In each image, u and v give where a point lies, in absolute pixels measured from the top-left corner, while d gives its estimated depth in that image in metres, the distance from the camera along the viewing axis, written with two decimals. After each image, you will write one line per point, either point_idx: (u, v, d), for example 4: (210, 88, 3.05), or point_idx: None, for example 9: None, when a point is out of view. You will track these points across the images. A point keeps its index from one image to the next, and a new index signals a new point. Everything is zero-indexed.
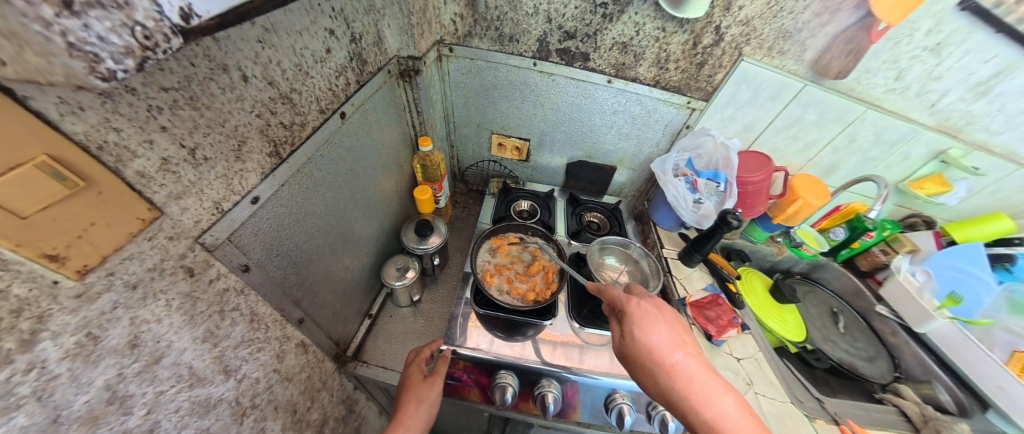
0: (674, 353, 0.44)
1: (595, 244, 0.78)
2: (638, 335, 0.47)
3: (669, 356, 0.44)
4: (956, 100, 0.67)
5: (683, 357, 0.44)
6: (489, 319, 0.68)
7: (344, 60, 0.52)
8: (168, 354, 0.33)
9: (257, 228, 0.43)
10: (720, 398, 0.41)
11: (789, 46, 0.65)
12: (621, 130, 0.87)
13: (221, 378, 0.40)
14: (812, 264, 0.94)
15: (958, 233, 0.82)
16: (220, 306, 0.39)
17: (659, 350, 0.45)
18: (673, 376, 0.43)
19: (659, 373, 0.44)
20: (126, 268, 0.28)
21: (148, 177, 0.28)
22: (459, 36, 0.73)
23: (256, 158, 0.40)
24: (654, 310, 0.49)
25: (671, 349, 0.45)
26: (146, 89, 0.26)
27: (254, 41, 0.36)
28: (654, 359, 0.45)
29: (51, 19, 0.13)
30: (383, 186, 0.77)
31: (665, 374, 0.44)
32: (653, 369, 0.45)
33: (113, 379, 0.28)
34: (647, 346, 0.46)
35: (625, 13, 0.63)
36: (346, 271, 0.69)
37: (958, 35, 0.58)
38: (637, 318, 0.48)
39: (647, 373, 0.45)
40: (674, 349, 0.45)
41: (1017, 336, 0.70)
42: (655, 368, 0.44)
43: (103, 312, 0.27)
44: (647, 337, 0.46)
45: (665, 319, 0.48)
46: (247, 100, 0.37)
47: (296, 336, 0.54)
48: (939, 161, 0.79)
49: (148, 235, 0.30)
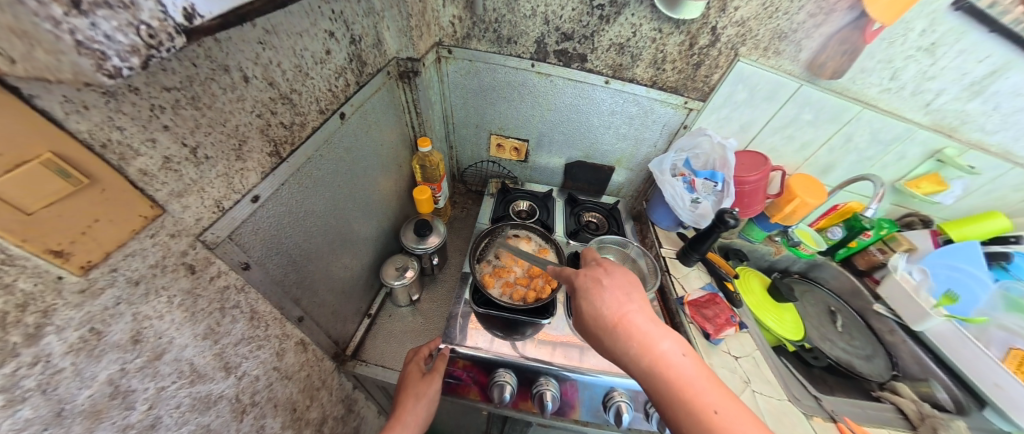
0: (623, 310, 0.43)
1: (593, 243, 0.79)
2: (588, 299, 0.46)
3: (619, 313, 0.44)
4: (951, 100, 0.68)
5: (634, 311, 0.43)
6: (488, 318, 0.69)
7: (344, 61, 0.53)
8: (169, 350, 0.34)
9: (257, 226, 0.43)
10: (664, 347, 0.42)
11: (785, 46, 0.65)
12: (618, 130, 0.87)
13: (221, 375, 0.40)
14: (809, 263, 0.94)
15: (954, 232, 0.81)
16: (221, 303, 0.40)
17: (609, 308, 0.44)
18: (621, 333, 0.43)
19: (608, 333, 0.44)
20: (128, 264, 0.29)
21: (150, 175, 0.29)
22: (458, 38, 0.74)
23: (257, 157, 0.41)
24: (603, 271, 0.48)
25: (620, 306, 0.44)
26: (148, 88, 0.27)
27: (255, 43, 0.37)
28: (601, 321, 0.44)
29: (61, 19, 0.13)
30: (382, 186, 0.77)
31: (616, 332, 0.43)
32: (601, 332, 0.44)
33: (116, 373, 0.29)
34: (597, 306, 0.45)
35: (622, 14, 0.64)
36: (346, 270, 0.69)
37: (953, 35, 0.59)
38: (589, 279, 0.47)
39: (600, 333, 0.44)
40: (622, 309, 0.44)
41: (1012, 334, 0.70)
42: (606, 329, 0.43)
43: (106, 307, 0.27)
44: (594, 301, 0.45)
45: (612, 278, 0.47)
46: (248, 100, 0.38)
47: (296, 334, 0.55)
48: (935, 160, 0.79)
49: (150, 232, 0.30)
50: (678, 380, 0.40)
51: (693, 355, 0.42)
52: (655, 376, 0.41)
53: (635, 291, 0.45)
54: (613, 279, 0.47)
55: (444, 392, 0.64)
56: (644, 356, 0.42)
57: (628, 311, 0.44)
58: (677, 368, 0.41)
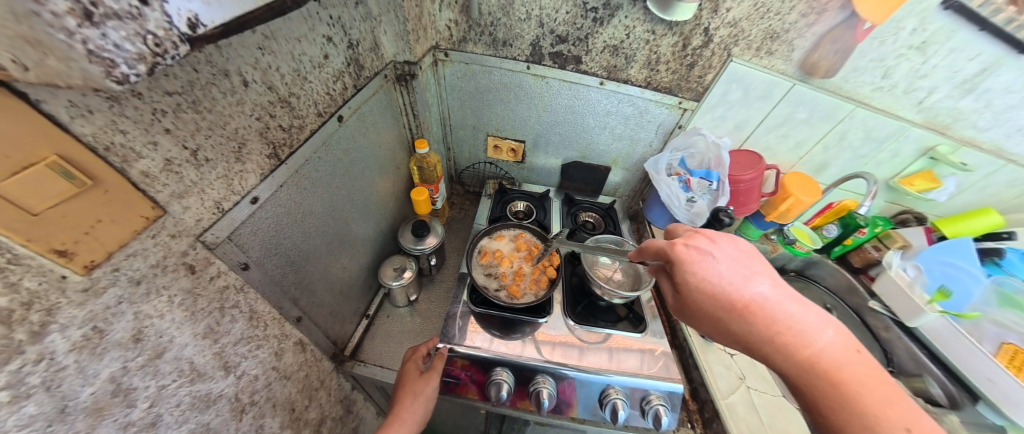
0: (749, 291, 0.39)
1: (589, 242, 0.79)
2: (699, 280, 0.41)
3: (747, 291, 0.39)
4: (942, 97, 0.69)
5: (765, 290, 0.39)
6: (485, 318, 0.70)
7: (342, 65, 0.54)
8: (170, 348, 0.34)
9: (256, 227, 0.44)
10: (810, 326, 0.37)
11: (777, 46, 0.66)
12: (614, 130, 0.88)
13: (221, 374, 0.41)
14: (805, 261, 0.95)
15: (948, 229, 0.83)
16: (221, 302, 0.40)
17: (733, 285, 0.40)
18: (755, 315, 0.38)
19: (738, 316, 0.39)
20: (130, 264, 0.30)
21: (151, 177, 0.30)
22: (454, 42, 0.75)
23: (255, 159, 0.42)
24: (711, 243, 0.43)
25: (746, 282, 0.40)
26: (151, 93, 0.28)
27: (255, 48, 0.38)
28: (727, 306, 0.39)
29: (74, 29, 0.14)
30: (380, 187, 0.78)
31: (747, 313, 0.38)
32: (730, 318, 0.39)
33: (118, 371, 0.30)
34: (715, 285, 0.40)
35: (616, 17, 0.65)
36: (344, 270, 0.70)
37: (942, 34, 0.60)
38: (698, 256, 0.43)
39: (723, 315, 0.40)
40: (749, 285, 0.39)
41: (1006, 329, 0.71)
42: (734, 311, 0.39)
43: (108, 306, 0.28)
44: (710, 281, 0.41)
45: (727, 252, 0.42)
46: (248, 103, 0.39)
47: (295, 334, 0.56)
48: (928, 158, 0.80)
49: (152, 232, 0.31)
50: (833, 365, 0.36)
51: (843, 333, 0.38)
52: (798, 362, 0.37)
53: (756, 263, 0.41)
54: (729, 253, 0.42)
55: (442, 391, 0.65)
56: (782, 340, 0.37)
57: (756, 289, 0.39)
58: (828, 350, 0.36)
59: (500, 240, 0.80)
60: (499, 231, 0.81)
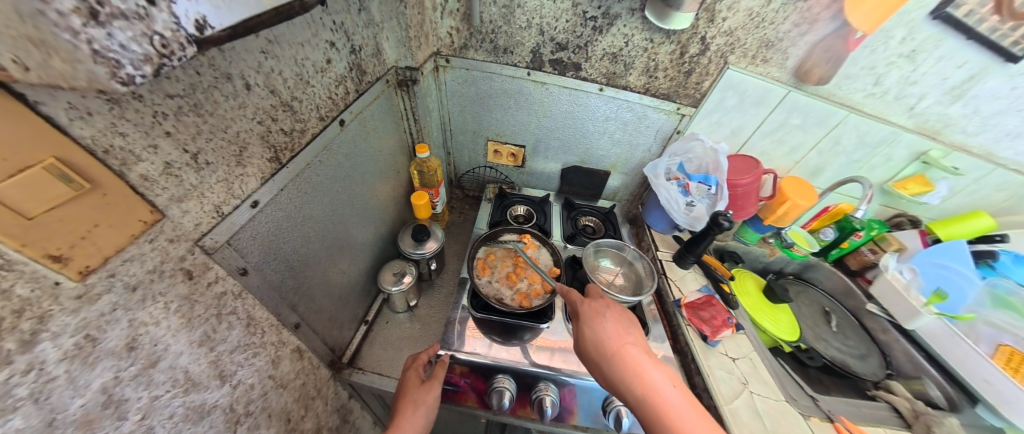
0: (621, 342, 0.47)
1: (590, 246, 0.80)
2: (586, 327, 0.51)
3: (609, 349, 0.47)
4: (933, 104, 0.71)
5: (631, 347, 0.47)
6: (486, 323, 0.68)
7: (344, 70, 0.54)
8: (164, 357, 0.33)
9: (256, 232, 0.43)
10: (659, 381, 0.44)
11: (772, 54, 0.68)
12: (613, 136, 0.89)
13: (216, 383, 0.40)
14: (803, 264, 0.96)
15: (941, 231, 0.85)
16: (218, 309, 0.39)
17: (598, 350, 0.48)
18: (622, 362, 0.46)
19: (606, 360, 0.47)
20: (126, 269, 0.29)
21: (151, 181, 0.29)
22: (455, 48, 0.75)
23: (256, 163, 0.41)
24: (582, 324, 0.51)
25: (613, 341, 0.48)
26: (152, 96, 0.27)
27: (258, 52, 0.37)
28: (599, 350, 0.48)
29: (79, 28, 0.14)
30: (380, 191, 0.78)
31: (604, 368, 0.47)
32: (601, 359, 0.47)
33: (110, 382, 0.28)
34: (583, 351, 0.50)
35: (615, 25, 0.66)
36: (343, 276, 0.69)
37: (931, 43, 0.62)
38: (576, 332, 0.52)
39: (590, 369, 0.48)
40: (620, 338, 0.48)
41: (1000, 330, 0.72)
42: (602, 354, 0.47)
43: (102, 313, 0.27)
44: (595, 327, 0.50)
45: (593, 326, 0.50)
46: (249, 107, 0.38)
47: (292, 342, 0.54)
48: (921, 162, 0.82)
49: (149, 237, 0.30)
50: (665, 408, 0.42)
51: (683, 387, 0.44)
52: (640, 405, 0.43)
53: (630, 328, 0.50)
54: (595, 327, 0.50)
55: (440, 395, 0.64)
56: (633, 381, 0.44)
57: (621, 343, 0.47)
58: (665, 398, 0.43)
59: (491, 246, 0.79)
60: (493, 237, 0.80)
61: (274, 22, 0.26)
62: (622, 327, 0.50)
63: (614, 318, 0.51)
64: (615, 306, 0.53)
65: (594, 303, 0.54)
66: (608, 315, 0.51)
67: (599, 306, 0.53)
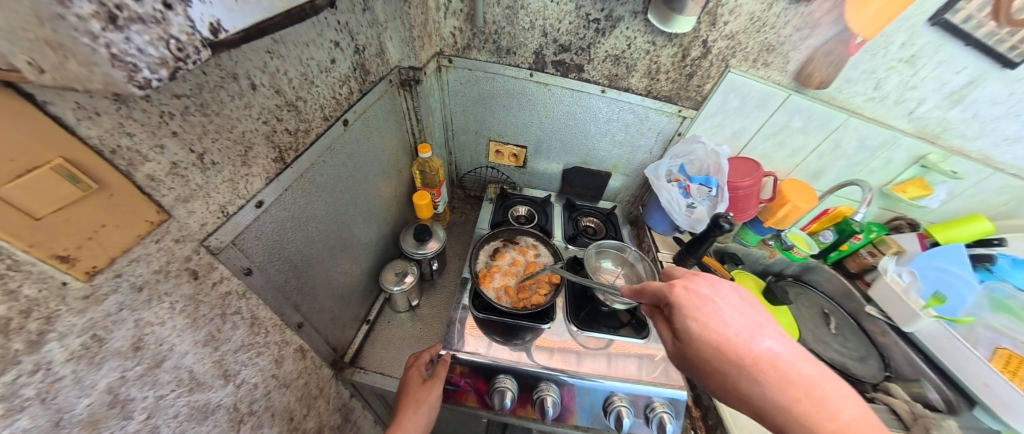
0: (757, 347, 0.38)
1: (592, 247, 0.80)
2: (700, 327, 0.40)
3: (744, 354, 0.38)
4: (932, 108, 0.71)
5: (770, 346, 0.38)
6: (488, 324, 0.68)
7: (348, 70, 0.54)
8: (169, 357, 0.33)
9: (260, 232, 0.43)
10: (813, 383, 0.37)
11: (773, 58, 0.68)
12: (615, 137, 0.89)
13: (220, 383, 0.40)
14: (802, 267, 0.97)
15: (941, 235, 0.84)
16: (222, 309, 0.39)
17: (725, 355, 0.38)
18: (765, 369, 0.37)
19: (749, 371, 0.37)
20: (132, 270, 0.29)
21: (157, 181, 0.29)
22: (458, 48, 0.76)
23: (261, 163, 0.41)
24: (689, 320, 0.41)
25: (745, 342, 0.39)
26: (159, 95, 0.27)
27: (264, 52, 0.37)
28: (734, 360, 0.38)
29: (98, 33, 0.14)
30: (383, 191, 0.78)
31: (743, 380, 0.37)
32: (740, 371, 0.37)
33: (116, 382, 0.29)
34: (704, 364, 0.39)
35: (617, 28, 0.66)
36: (346, 275, 0.69)
37: (930, 48, 0.62)
38: (690, 338, 0.41)
39: (720, 385, 0.38)
40: (755, 337, 0.39)
41: (999, 333, 0.72)
42: (740, 364, 0.38)
43: (108, 313, 0.27)
44: (715, 328, 0.40)
45: (705, 323, 0.40)
46: (255, 107, 0.38)
47: (295, 341, 0.54)
48: (920, 166, 0.82)
49: (155, 237, 0.30)
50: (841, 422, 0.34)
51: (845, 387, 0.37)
52: (795, 421, 0.35)
53: (759, 318, 0.41)
54: (709, 325, 0.40)
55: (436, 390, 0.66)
56: (781, 392, 0.36)
57: (754, 342, 0.39)
58: (836, 410, 0.35)
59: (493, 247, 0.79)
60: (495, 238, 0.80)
61: (284, 24, 0.27)
62: (747, 319, 0.40)
63: (731, 306, 0.41)
64: (724, 290, 0.43)
65: (695, 290, 0.43)
66: (721, 304, 0.41)
67: (704, 294, 0.43)
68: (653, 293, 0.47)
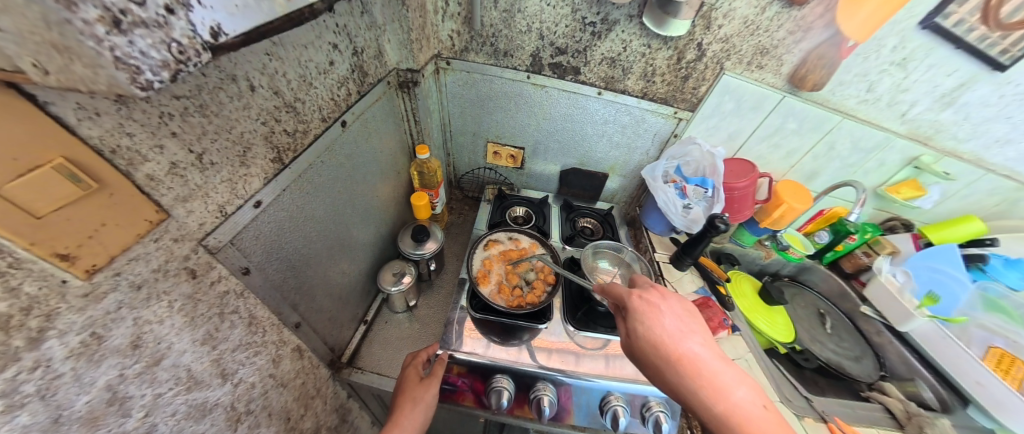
0: (685, 347, 0.42)
1: (589, 247, 0.80)
2: (642, 325, 0.45)
3: (672, 353, 0.42)
4: (924, 110, 0.72)
5: (700, 349, 0.42)
6: (485, 324, 0.69)
7: (346, 72, 0.55)
8: (168, 355, 0.34)
9: (259, 231, 0.44)
10: (734, 390, 0.39)
11: (767, 60, 0.69)
12: (612, 139, 0.90)
13: (218, 381, 0.40)
14: (798, 267, 0.97)
15: (934, 235, 0.86)
16: (221, 308, 0.40)
17: (658, 354, 0.42)
18: (686, 367, 0.41)
19: (671, 366, 0.41)
20: (131, 268, 0.29)
21: (156, 180, 0.30)
22: (456, 51, 0.76)
23: (260, 163, 0.42)
24: (635, 320, 0.46)
25: (676, 343, 0.42)
26: (159, 97, 0.28)
27: (263, 54, 0.38)
28: (661, 354, 0.42)
29: (103, 36, 0.15)
30: (381, 192, 0.78)
31: (664, 375, 0.42)
32: (664, 365, 0.42)
33: (115, 379, 0.29)
34: (641, 356, 0.44)
35: (613, 31, 0.67)
36: (343, 275, 0.69)
37: (922, 51, 0.63)
38: (631, 334, 0.46)
39: (651, 377, 0.43)
40: (685, 340, 0.42)
41: (992, 333, 0.75)
42: (663, 361, 0.42)
43: (107, 311, 0.28)
44: (653, 328, 0.44)
45: (649, 326, 0.44)
46: (253, 108, 0.39)
47: (292, 341, 0.54)
48: (913, 167, 0.83)
49: (154, 236, 0.31)
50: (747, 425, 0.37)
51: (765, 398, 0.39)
52: (708, 416, 0.39)
53: (698, 324, 0.44)
54: (652, 327, 0.44)
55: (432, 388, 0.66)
56: (698, 388, 0.40)
57: (684, 345, 0.42)
58: (746, 413, 0.38)
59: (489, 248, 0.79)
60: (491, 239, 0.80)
61: (285, 28, 0.27)
62: (685, 329, 0.43)
63: (674, 316, 0.44)
64: (673, 302, 0.46)
65: (648, 299, 0.47)
66: (666, 314, 0.45)
67: (655, 302, 0.47)
68: (615, 295, 0.52)
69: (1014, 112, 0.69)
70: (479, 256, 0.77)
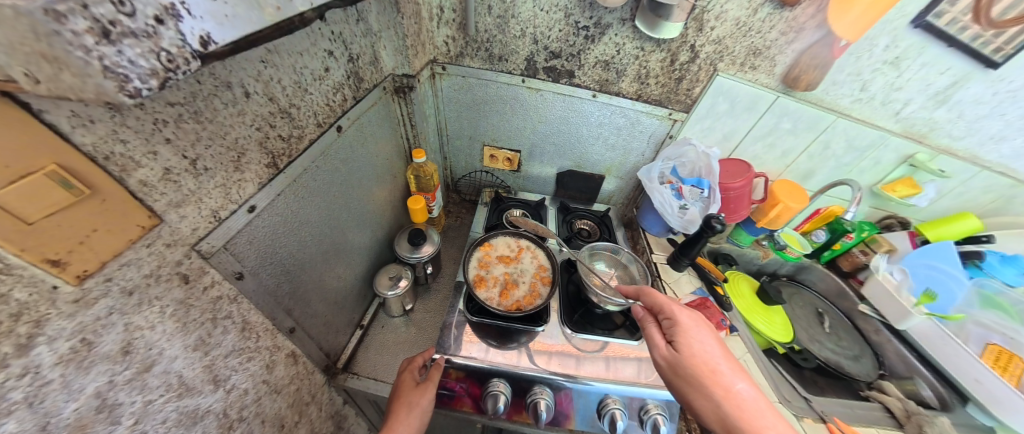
0: (727, 375, 0.46)
1: (585, 249, 0.80)
2: (688, 343, 0.48)
3: (714, 375, 0.46)
4: (918, 109, 0.73)
5: (740, 384, 0.45)
6: (481, 327, 0.68)
7: (342, 78, 0.55)
8: (159, 361, 0.33)
9: (252, 236, 0.44)
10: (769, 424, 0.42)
11: (760, 61, 0.70)
12: (608, 141, 0.90)
13: (210, 388, 0.40)
14: (796, 266, 0.97)
15: (930, 233, 0.87)
16: (214, 313, 0.40)
17: (699, 373, 0.46)
18: (725, 393, 0.45)
19: (710, 388, 0.45)
20: (123, 274, 0.29)
21: (149, 186, 0.30)
22: (451, 56, 0.77)
23: (254, 169, 0.42)
24: (681, 337, 0.49)
25: (720, 369, 0.46)
26: (154, 104, 0.28)
27: (258, 62, 0.38)
28: (702, 374, 0.46)
29: (91, 47, 0.15)
30: (377, 196, 0.78)
31: (705, 391, 0.45)
32: (704, 385, 0.46)
33: (104, 386, 0.29)
34: (681, 371, 0.48)
35: (606, 35, 0.68)
36: (339, 280, 0.69)
37: (913, 50, 0.64)
38: (675, 350, 0.49)
39: (686, 392, 0.47)
40: (727, 370, 0.46)
41: (988, 329, 0.75)
42: (704, 380, 0.46)
43: (98, 317, 0.28)
44: (699, 349, 0.48)
45: (694, 347, 0.48)
46: (249, 114, 0.39)
47: (287, 346, 0.54)
48: (908, 165, 0.83)
49: (147, 242, 0.31)
50: None
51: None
52: None
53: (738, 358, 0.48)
54: (696, 348, 0.48)
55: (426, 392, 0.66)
56: (734, 413, 0.43)
57: (728, 374, 0.46)
58: None
59: (485, 250, 0.78)
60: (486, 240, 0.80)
61: (273, 34, 0.27)
62: (726, 353, 0.48)
63: (716, 339, 0.49)
64: (716, 332, 0.50)
65: (693, 321, 0.51)
66: (710, 334, 0.49)
67: (700, 327, 0.50)
68: (656, 303, 0.55)
69: (1006, 110, 0.69)
70: (477, 258, 0.77)
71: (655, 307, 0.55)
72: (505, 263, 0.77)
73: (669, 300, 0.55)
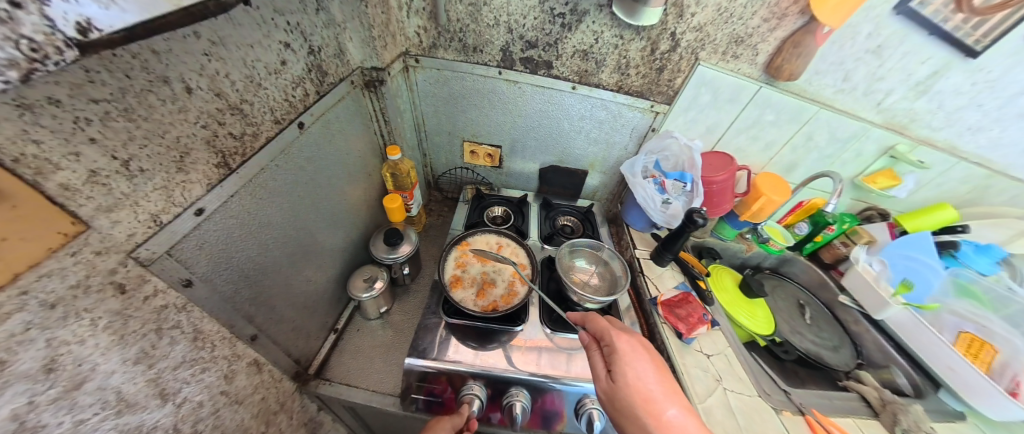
0: (660, 404, 0.45)
1: (565, 246, 0.79)
2: (624, 373, 0.48)
3: (649, 405, 0.45)
4: (899, 99, 0.72)
5: (673, 411, 0.45)
6: (459, 328, 0.67)
7: (302, 71, 0.52)
8: (91, 378, 0.31)
9: (202, 240, 0.41)
10: None
11: (742, 50, 0.68)
12: (590, 135, 0.89)
13: (156, 402, 0.38)
14: (779, 259, 0.98)
15: (909, 224, 0.87)
16: (158, 324, 0.37)
17: (636, 404, 0.46)
18: (660, 423, 0.44)
19: (646, 420, 0.45)
20: (42, 286, 0.27)
21: (73, 190, 0.28)
22: (424, 48, 0.75)
23: (201, 169, 0.40)
24: (619, 366, 0.48)
25: (654, 398, 0.46)
26: (73, 101, 0.26)
27: (200, 54, 0.36)
28: (638, 405, 0.46)
29: None
30: (350, 195, 0.76)
31: (641, 422, 0.45)
32: (640, 417, 0.45)
33: (23, 408, 0.26)
34: (619, 404, 0.47)
35: (584, 22, 0.66)
36: (309, 283, 0.67)
37: (896, 38, 0.63)
38: (613, 381, 0.48)
39: (625, 425, 0.46)
40: (661, 398, 0.46)
41: (963, 319, 0.77)
42: (640, 412, 0.45)
43: (14, 333, 0.25)
44: (634, 378, 0.47)
45: (631, 376, 0.48)
46: (192, 111, 0.37)
47: (248, 355, 0.52)
48: (889, 156, 0.83)
49: (71, 250, 0.29)
50: None
51: None
52: None
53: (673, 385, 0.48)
54: (632, 377, 0.47)
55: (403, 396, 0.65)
56: None
57: (662, 402, 0.46)
58: None
59: (463, 248, 0.77)
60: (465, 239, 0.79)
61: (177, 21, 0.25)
62: (662, 380, 0.48)
63: (652, 364, 0.49)
64: (653, 358, 0.50)
65: (631, 348, 0.50)
66: (647, 360, 0.49)
67: (638, 355, 0.49)
68: (598, 329, 0.54)
69: (984, 99, 0.69)
70: (454, 255, 0.75)
71: (597, 334, 0.54)
72: (485, 259, 0.75)
73: (610, 325, 0.54)
